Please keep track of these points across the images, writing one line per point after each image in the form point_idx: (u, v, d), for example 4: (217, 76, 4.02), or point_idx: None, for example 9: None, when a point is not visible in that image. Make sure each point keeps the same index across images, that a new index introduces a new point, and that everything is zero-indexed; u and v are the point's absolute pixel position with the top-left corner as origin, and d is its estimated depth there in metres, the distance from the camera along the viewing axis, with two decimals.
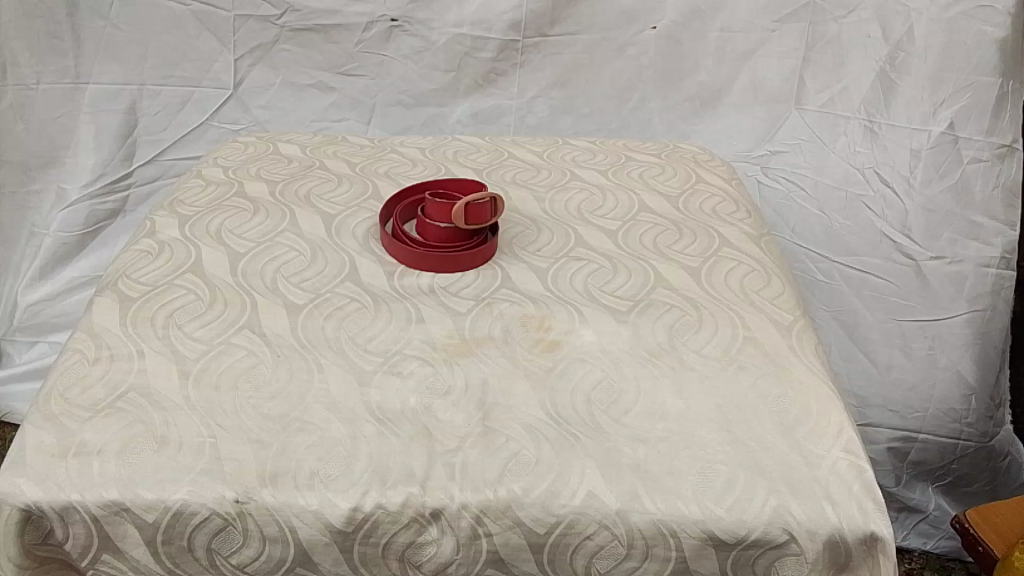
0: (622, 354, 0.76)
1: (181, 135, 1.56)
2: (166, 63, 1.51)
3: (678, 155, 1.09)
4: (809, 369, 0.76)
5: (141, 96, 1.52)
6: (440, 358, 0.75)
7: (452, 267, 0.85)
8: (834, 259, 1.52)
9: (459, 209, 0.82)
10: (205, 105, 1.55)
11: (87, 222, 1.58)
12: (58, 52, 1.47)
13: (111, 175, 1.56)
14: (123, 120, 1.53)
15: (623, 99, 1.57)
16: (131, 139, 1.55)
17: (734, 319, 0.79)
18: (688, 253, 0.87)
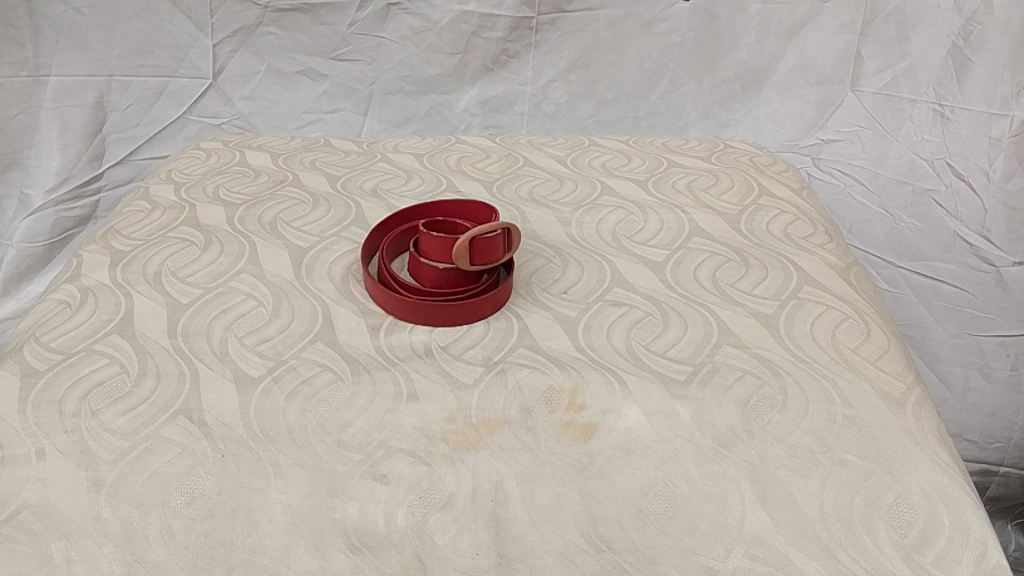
0: (681, 444, 0.57)
1: (156, 132, 1.34)
2: (137, 51, 1.27)
3: (732, 160, 0.88)
4: (930, 460, 0.57)
5: (110, 88, 1.29)
6: (439, 451, 0.56)
7: (457, 320, 0.66)
8: (898, 264, 1.31)
9: (462, 245, 0.63)
10: (181, 97, 1.33)
11: (54, 232, 1.33)
12: (14, 40, 1.21)
13: (79, 177, 1.32)
14: (88, 117, 1.29)
15: (651, 83, 1.37)
16: (98, 137, 1.31)
17: (826, 392, 0.60)
18: (760, 294, 0.68)
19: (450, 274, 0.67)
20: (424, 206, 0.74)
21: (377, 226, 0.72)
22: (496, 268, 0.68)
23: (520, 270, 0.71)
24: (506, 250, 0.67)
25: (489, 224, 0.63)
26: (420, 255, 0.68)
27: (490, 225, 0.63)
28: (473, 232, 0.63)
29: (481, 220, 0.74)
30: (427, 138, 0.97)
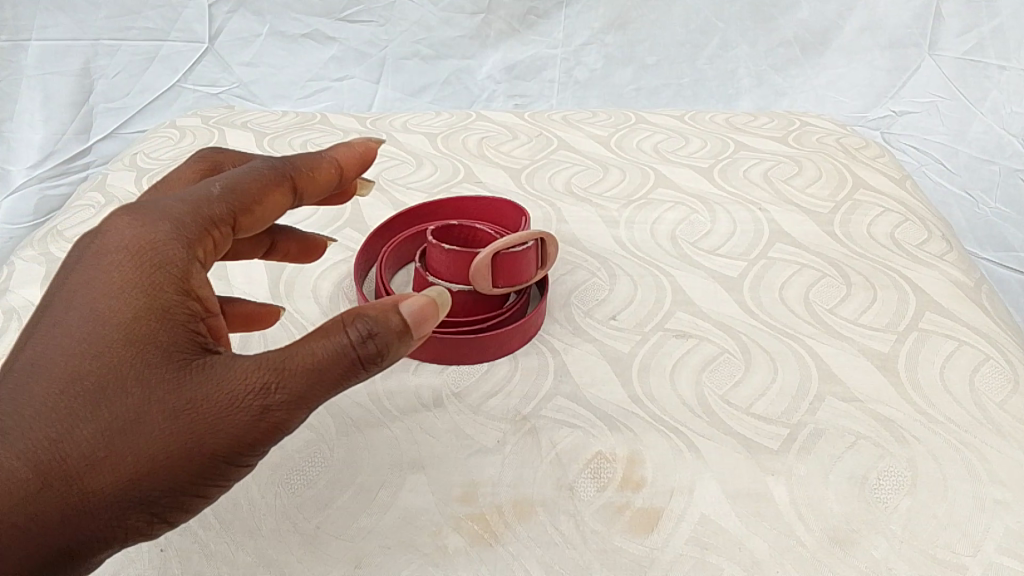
0: (778, 541, 0.42)
1: (147, 103, 1.13)
2: (125, 10, 1.10)
3: (815, 141, 0.72)
4: None
5: (97, 53, 1.10)
6: (451, 546, 0.42)
7: (477, 357, 0.51)
8: (980, 253, 0.97)
9: (483, 264, 0.48)
10: (174, 62, 1.14)
11: (39, 211, 1.03)
12: None
13: (63, 153, 1.07)
14: (75, 85, 1.09)
15: (698, 46, 1.19)
16: (85, 109, 1.10)
17: (969, 467, 0.45)
18: (869, 324, 0.52)
19: (469, 297, 0.53)
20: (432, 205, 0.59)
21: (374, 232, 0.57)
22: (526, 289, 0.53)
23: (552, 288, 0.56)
24: (538, 266, 0.52)
25: (517, 235, 0.49)
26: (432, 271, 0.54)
27: (520, 237, 0.49)
28: (497, 245, 0.48)
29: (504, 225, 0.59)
30: (441, 114, 0.82)
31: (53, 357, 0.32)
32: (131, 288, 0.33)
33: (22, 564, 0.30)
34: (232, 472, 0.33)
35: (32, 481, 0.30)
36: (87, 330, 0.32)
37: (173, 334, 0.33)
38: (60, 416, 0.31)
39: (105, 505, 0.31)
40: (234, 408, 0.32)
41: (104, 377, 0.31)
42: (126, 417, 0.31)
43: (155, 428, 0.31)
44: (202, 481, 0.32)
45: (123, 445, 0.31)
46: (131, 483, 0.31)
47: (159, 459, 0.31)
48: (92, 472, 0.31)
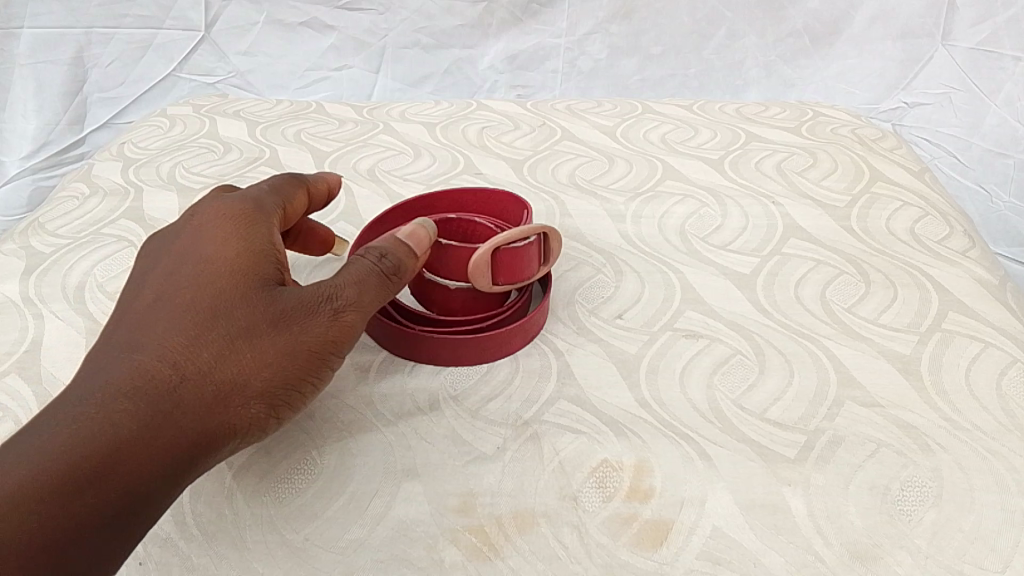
0: (797, 557, 0.39)
1: (142, 92, 1.11)
2: None
3: (830, 132, 0.69)
4: None
5: (90, 42, 1.07)
6: (448, 560, 0.39)
7: (474, 357, 0.49)
8: (997, 250, 0.95)
9: (481, 260, 0.46)
10: (169, 51, 1.11)
11: (32, 202, 1.01)
12: None
13: (57, 143, 1.06)
14: (68, 74, 1.06)
15: (705, 36, 1.15)
16: (79, 97, 1.08)
17: (998, 478, 0.42)
18: (889, 325, 0.50)
19: (466, 294, 0.50)
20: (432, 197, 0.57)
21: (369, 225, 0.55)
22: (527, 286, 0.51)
23: (556, 284, 0.54)
24: (541, 262, 0.49)
25: (520, 228, 0.45)
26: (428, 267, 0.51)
27: (523, 231, 0.45)
28: (497, 240, 0.45)
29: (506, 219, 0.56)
30: (441, 103, 0.79)
31: (177, 289, 0.39)
32: (228, 235, 0.41)
33: (166, 455, 0.34)
34: (321, 375, 0.40)
35: (175, 377, 0.36)
36: (201, 267, 0.39)
37: (264, 268, 0.40)
38: (189, 329, 0.37)
39: (232, 399, 0.36)
40: (319, 311, 0.39)
41: (220, 297, 0.38)
42: (241, 326, 0.38)
43: (265, 332, 0.38)
44: (302, 380, 0.39)
45: (242, 345, 0.37)
46: (253, 376, 0.37)
47: (272, 357, 0.38)
48: (221, 368, 0.37)
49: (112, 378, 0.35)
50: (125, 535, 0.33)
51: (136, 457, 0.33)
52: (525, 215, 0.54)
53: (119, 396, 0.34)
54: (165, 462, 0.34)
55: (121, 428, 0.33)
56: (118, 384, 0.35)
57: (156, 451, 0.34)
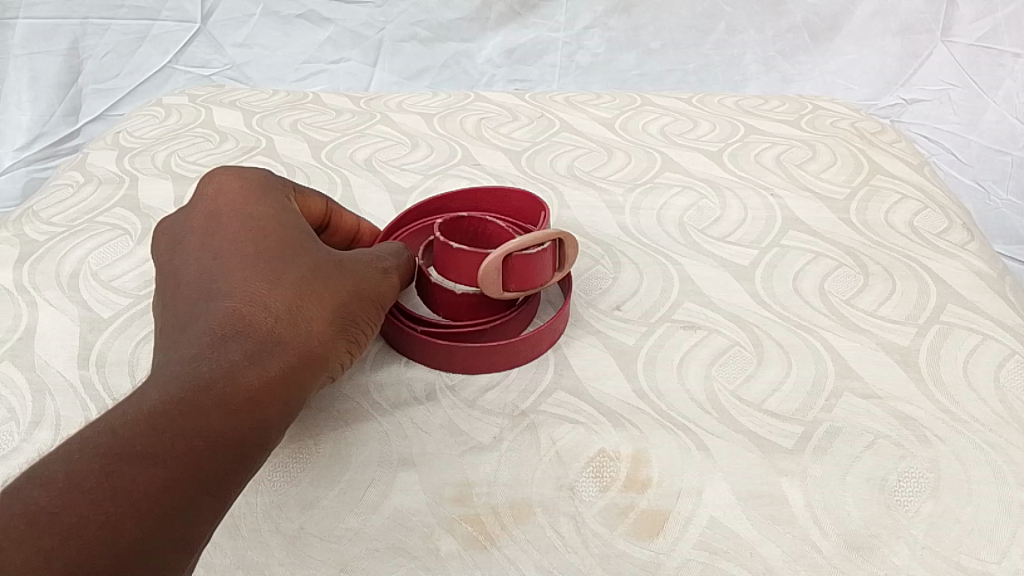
0: (793, 547, 0.39)
1: (138, 83, 1.10)
2: None
3: (830, 126, 0.69)
4: None
5: (85, 33, 1.06)
6: (443, 549, 0.39)
7: (483, 365, 0.47)
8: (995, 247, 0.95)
9: (488, 269, 0.45)
10: (165, 42, 1.10)
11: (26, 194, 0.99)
12: None
13: (53, 135, 1.04)
14: (63, 65, 1.05)
15: (703, 30, 1.15)
16: (75, 89, 1.07)
17: (995, 469, 0.42)
18: (887, 316, 0.49)
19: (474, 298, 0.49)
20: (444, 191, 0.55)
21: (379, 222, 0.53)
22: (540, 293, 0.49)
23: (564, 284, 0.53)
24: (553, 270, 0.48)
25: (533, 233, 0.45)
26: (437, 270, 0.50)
27: (535, 237, 0.44)
28: (509, 246, 0.44)
29: (517, 214, 0.55)
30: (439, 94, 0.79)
31: (235, 249, 0.40)
32: (262, 203, 0.43)
33: (279, 385, 0.36)
34: (379, 315, 0.43)
35: (272, 318, 0.38)
36: (259, 224, 0.42)
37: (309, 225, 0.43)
38: (264, 276, 0.39)
39: (321, 336, 0.39)
40: (366, 261, 0.43)
41: (281, 249, 0.41)
42: (308, 270, 0.41)
43: (330, 274, 0.41)
44: (368, 317, 0.42)
45: (318, 287, 0.40)
46: (333, 311, 0.40)
47: (340, 295, 0.41)
48: (307, 306, 0.39)
49: (209, 326, 0.37)
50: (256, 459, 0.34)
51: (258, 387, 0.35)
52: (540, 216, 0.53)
53: (223, 339, 0.36)
54: (278, 391, 0.36)
55: (237, 366, 0.35)
56: (218, 332, 0.36)
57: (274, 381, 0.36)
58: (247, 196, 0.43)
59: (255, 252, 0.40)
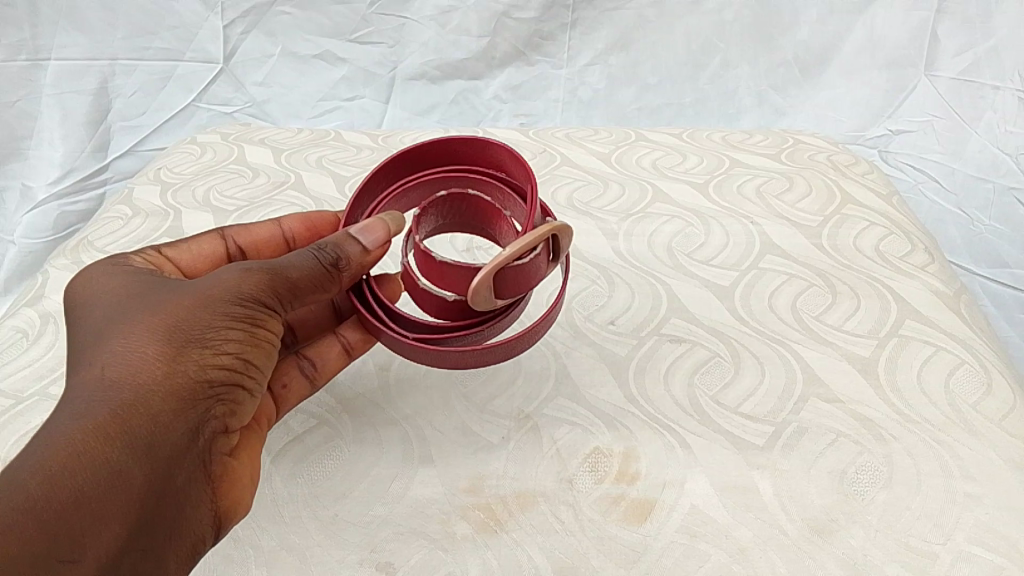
0: (762, 530, 0.45)
1: (163, 121, 1.17)
2: (140, 32, 1.14)
3: (808, 159, 0.75)
4: None
5: (113, 73, 1.14)
6: (458, 532, 0.45)
7: (474, 362, 0.51)
8: (976, 270, 1.00)
9: (477, 283, 0.45)
10: (189, 82, 1.18)
11: (61, 227, 1.07)
12: (8, 22, 1.08)
13: (82, 170, 1.12)
14: (93, 103, 1.13)
15: (699, 65, 1.21)
16: (103, 126, 1.14)
17: (943, 464, 0.48)
18: (850, 331, 0.55)
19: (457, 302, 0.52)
20: (405, 158, 0.58)
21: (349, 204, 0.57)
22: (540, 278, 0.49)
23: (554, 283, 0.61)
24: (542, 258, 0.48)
25: (527, 238, 0.45)
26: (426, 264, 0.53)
27: (524, 242, 0.44)
28: (495, 257, 0.44)
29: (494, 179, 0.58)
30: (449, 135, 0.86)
31: (97, 324, 0.42)
32: (120, 282, 0.45)
33: (118, 437, 0.37)
34: (252, 320, 0.43)
35: (111, 375, 0.39)
36: (118, 298, 0.44)
37: (169, 283, 0.44)
38: (104, 336, 0.41)
39: (170, 373, 0.39)
40: (226, 282, 0.43)
41: (130, 303, 0.43)
42: (158, 314, 0.41)
43: (174, 301, 0.42)
44: (229, 325, 0.42)
45: (167, 326, 0.41)
46: (176, 330, 0.41)
47: (186, 319, 0.41)
48: (146, 336, 0.40)
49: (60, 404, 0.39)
50: (108, 502, 0.36)
51: (86, 432, 0.37)
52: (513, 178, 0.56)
53: (62, 413, 0.38)
54: (118, 443, 0.37)
55: (65, 419, 0.37)
56: (59, 411, 0.38)
57: (110, 422, 0.37)
58: (105, 280, 0.46)
59: (107, 325, 0.42)
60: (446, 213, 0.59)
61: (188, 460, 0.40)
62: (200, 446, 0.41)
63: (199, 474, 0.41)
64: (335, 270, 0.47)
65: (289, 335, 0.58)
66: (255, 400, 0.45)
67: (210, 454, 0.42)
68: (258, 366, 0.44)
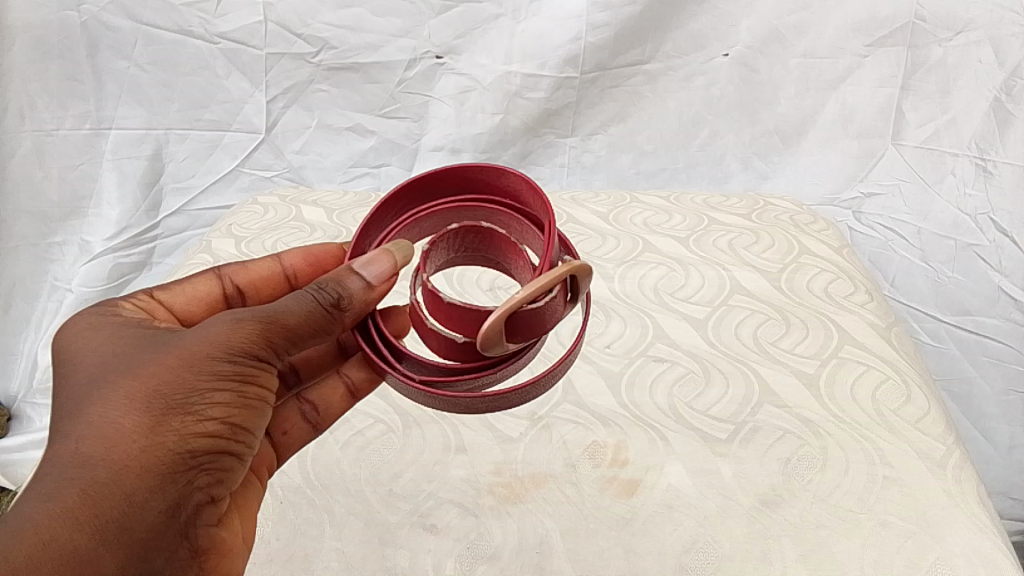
0: (722, 501, 0.58)
1: (210, 183, 1.23)
2: (193, 105, 1.19)
3: (773, 218, 0.89)
4: (968, 545, 0.56)
5: (168, 141, 1.20)
6: (486, 503, 0.59)
7: (477, 408, 0.55)
8: (941, 318, 1.10)
9: (491, 327, 0.49)
10: (233, 150, 1.23)
11: (113, 278, 1.17)
12: (76, 94, 1.15)
13: (136, 226, 1.19)
14: (148, 167, 1.20)
15: (689, 134, 1.25)
16: (155, 187, 1.20)
17: (867, 453, 0.61)
18: (800, 354, 0.69)
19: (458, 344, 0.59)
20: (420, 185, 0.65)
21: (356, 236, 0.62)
22: (543, 315, 0.53)
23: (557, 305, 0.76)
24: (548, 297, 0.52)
25: (539, 283, 0.49)
26: (434, 301, 0.59)
27: (537, 289, 0.48)
28: (509, 298, 0.48)
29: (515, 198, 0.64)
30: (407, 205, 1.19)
31: (80, 388, 0.46)
32: (104, 343, 0.49)
33: (93, 513, 0.41)
34: (238, 380, 0.46)
35: (89, 446, 0.42)
36: (104, 360, 0.47)
37: (155, 342, 0.48)
38: (87, 402, 0.44)
39: (148, 443, 0.43)
40: (213, 340, 0.46)
41: (116, 364, 0.46)
42: (141, 379, 0.44)
43: (161, 361, 0.45)
44: (213, 388, 0.46)
45: (147, 394, 0.44)
46: (157, 399, 0.44)
47: (168, 385, 0.44)
48: (128, 405, 0.44)
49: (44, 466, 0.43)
50: None
51: (59, 518, 0.40)
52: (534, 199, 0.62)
53: (42, 482, 0.41)
54: (94, 517, 0.41)
55: (40, 499, 0.40)
56: (39, 479, 0.42)
57: (82, 506, 0.41)
58: (90, 341, 0.49)
59: (90, 389, 0.45)
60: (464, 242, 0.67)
61: (167, 532, 0.44)
62: (180, 515, 0.45)
63: (180, 542, 0.45)
64: (336, 311, 0.50)
65: (293, 377, 0.62)
66: (242, 453, 0.48)
67: (190, 519, 0.46)
68: (244, 424, 0.47)
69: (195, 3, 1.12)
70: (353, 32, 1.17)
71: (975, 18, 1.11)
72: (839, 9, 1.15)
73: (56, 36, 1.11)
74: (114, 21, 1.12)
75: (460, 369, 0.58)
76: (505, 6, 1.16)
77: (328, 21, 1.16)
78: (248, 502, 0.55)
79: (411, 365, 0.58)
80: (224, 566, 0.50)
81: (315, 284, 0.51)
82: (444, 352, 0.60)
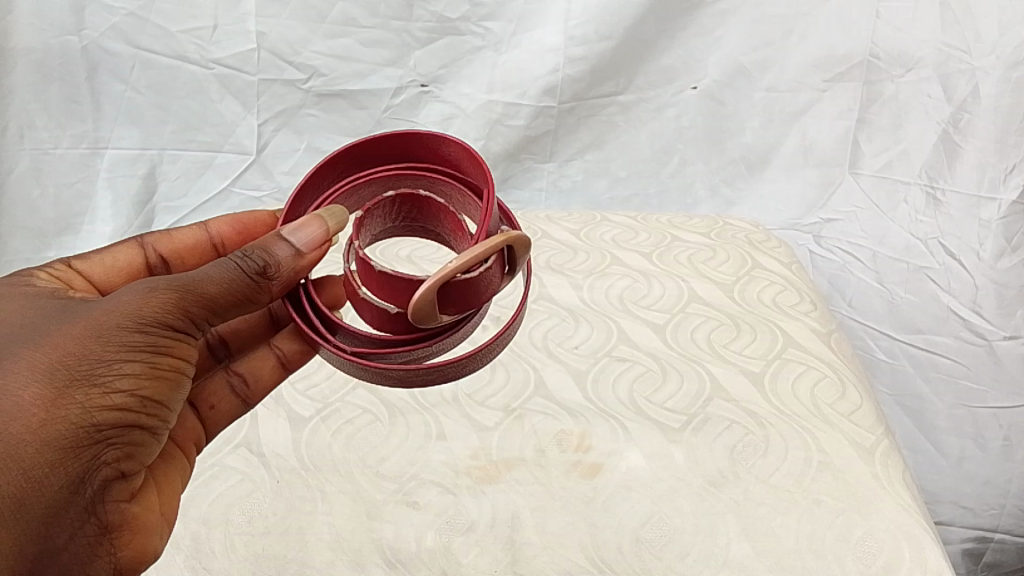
0: (677, 482, 0.66)
1: (201, 203, 1.27)
2: (187, 127, 1.24)
3: (731, 237, 0.97)
4: (891, 522, 0.63)
5: (161, 160, 1.25)
6: (464, 483, 0.65)
7: (410, 377, 0.61)
8: (896, 336, 1.15)
9: (424, 294, 0.54)
10: (226, 169, 1.28)
11: None
12: (76, 116, 1.20)
13: None
14: (140, 186, 1.25)
15: (661, 162, 1.32)
16: (148, 207, 1.26)
17: (802, 438, 0.69)
18: (748, 355, 0.77)
19: (384, 316, 0.64)
20: (360, 150, 0.71)
21: (288, 203, 0.68)
22: (476, 286, 0.59)
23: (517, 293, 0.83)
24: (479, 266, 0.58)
25: (470, 254, 0.54)
26: (367, 271, 0.63)
27: (468, 259, 0.54)
28: (443, 266, 0.54)
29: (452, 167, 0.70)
30: (278, 202, 1.28)
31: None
32: (26, 310, 0.53)
33: None
34: (145, 355, 0.51)
35: None
36: (22, 326, 0.52)
37: (72, 311, 0.52)
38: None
39: (47, 418, 0.48)
40: (123, 317, 0.51)
41: (30, 333, 0.51)
42: (47, 353, 0.49)
43: (69, 336, 0.50)
44: (119, 361, 0.50)
45: (49, 368, 0.49)
46: (60, 373, 0.49)
47: (71, 360, 0.49)
48: (29, 380, 0.48)
49: None
50: None
51: None
52: (471, 167, 0.69)
53: None
54: None
55: None
56: None
57: None
58: (14, 309, 0.54)
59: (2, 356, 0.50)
60: (398, 211, 0.73)
61: (69, 506, 0.50)
62: (84, 490, 0.50)
63: (84, 517, 0.51)
64: (261, 279, 0.54)
65: (223, 348, 0.70)
66: (155, 423, 0.53)
67: (96, 495, 0.51)
68: (154, 395, 0.52)
69: (192, 31, 1.18)
70: (342, 61, 1.23)
71: (925, 56, 1.14)
72: (799, 47, 1.20)
73: (57, 61, 1.16)
74: (113, 46, 1.17)
75: (394, 341, 0.63)
76: (487, 38, 1.23)
77: (319, 50, 1.22)
78: (170, 479, 0.60)
79: (344, 337, 0.64)
80: (138, 543, 0.55)
81: (242, 252, 0.55)
82: (378, 324, 0.65)
